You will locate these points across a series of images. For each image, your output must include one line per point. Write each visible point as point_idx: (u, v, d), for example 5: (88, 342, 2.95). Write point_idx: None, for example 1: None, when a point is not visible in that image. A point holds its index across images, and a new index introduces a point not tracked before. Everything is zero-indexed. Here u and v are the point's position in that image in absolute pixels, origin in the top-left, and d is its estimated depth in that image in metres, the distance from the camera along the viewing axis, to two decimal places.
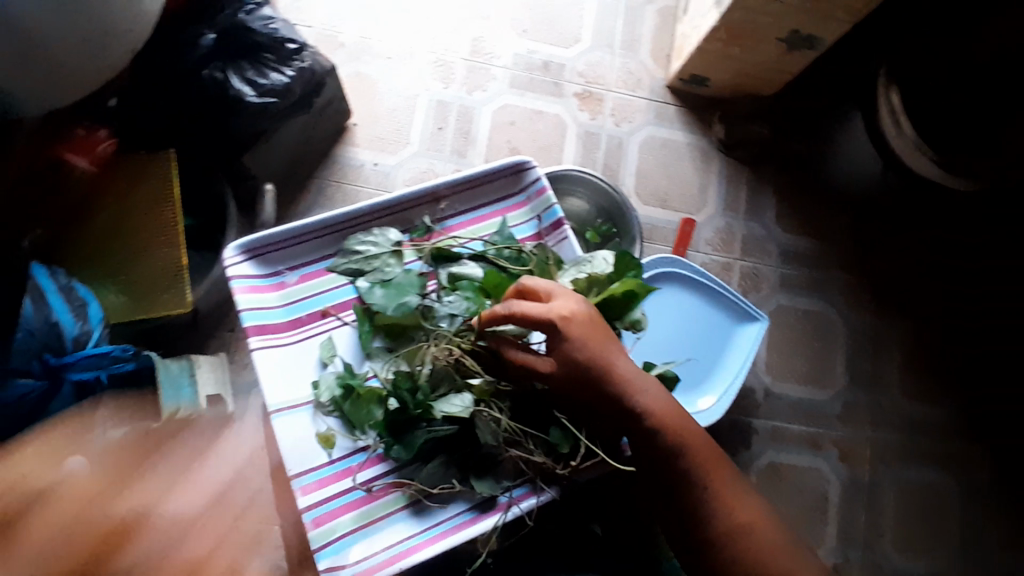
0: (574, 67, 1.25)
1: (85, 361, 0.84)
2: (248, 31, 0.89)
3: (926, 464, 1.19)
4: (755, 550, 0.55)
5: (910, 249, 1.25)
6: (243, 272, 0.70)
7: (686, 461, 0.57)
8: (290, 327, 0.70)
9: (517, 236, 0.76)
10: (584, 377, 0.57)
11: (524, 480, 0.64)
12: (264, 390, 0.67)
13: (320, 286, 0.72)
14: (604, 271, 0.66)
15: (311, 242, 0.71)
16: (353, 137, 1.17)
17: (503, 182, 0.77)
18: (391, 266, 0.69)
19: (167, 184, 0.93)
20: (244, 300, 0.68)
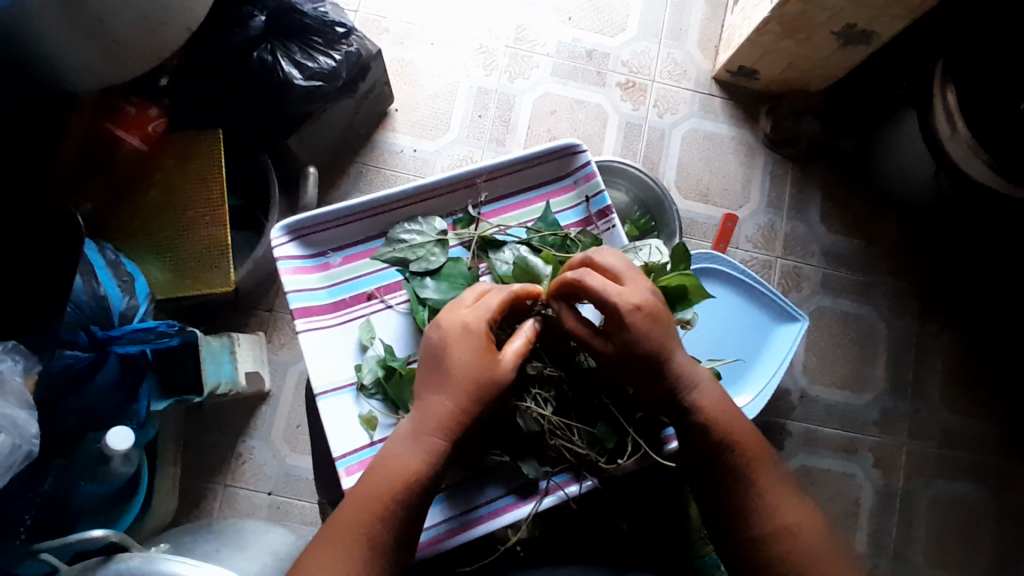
0: (618, 57, 1.23)
1: (131, 335, 0.84)
2: (296, 14, 0.90)
3: (963, 476, 1.16)
4: (801, 550, 0.56)
5: (958, 254, 1.21)
6: (287, 253, 0.64)
7: (733, 455, 0.58)
8: (332, 310, 0.65)
9: (562, 222, 0.70)
10: (637, 366, 0.56)
11: (566, 468, 0.62)
12: (309, 370, 0.63)
13: (363, 269, 0.66)
14: (661, 260, 0.66)
15: (353, 225, 0.66)
16: (393, 123, 1.17)
17: (553, 164, 0.70)
18: (436, 256, 0.64)
19: (217, 163, 0.94)
20: (287, 281, 0.63)
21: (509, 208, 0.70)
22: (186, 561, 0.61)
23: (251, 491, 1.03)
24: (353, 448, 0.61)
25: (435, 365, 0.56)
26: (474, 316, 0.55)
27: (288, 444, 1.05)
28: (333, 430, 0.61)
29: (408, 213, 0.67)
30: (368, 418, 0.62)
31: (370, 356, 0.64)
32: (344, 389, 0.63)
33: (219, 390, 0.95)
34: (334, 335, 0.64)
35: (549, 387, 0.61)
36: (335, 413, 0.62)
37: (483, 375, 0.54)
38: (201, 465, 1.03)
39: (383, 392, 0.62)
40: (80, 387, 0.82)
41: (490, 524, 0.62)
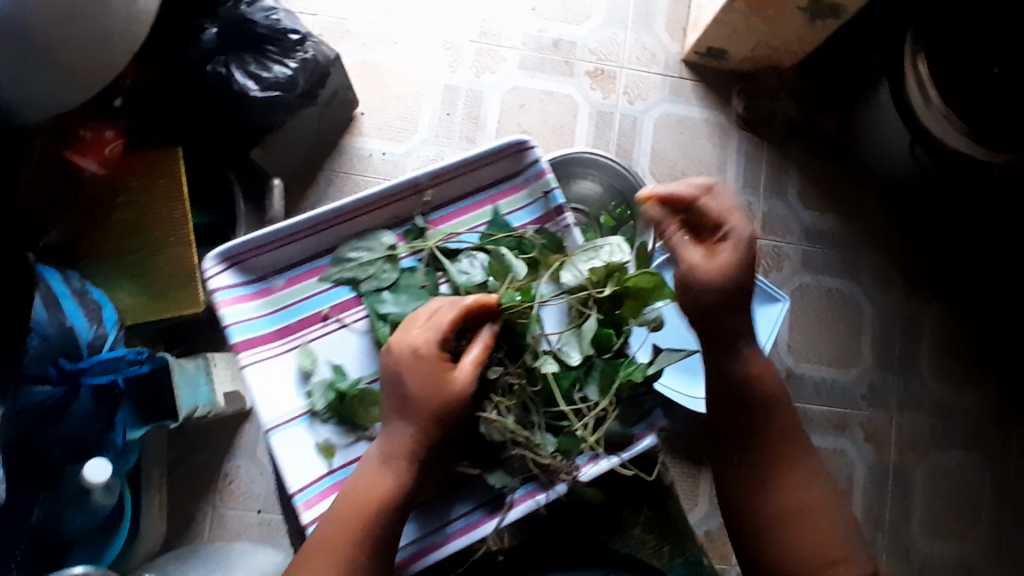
0: (585, 45, 1.21)
1: (100, 365, 0.82)
2: (249, 24, 0.87)
3: (954, 445, 1.16)
4: (788, 524, 0.63)
5: (937, 225, 1.20)
6: (224, 283, 0.64)
7: (756, 430, 0.66)
8: (277, 337, 0.65)
9: (516, 224, 0.71)
10: (736, 282, 0.64)
11: (530, 478, 0.63)
12: (257, 406, 0.62)
13: (306, 291, 0.66)
14: (624, 260, 0.65)
15: (293, 245, 0.66)
16: (360, 126, 1.14)
17: (501, 163, 0.71)
18: (388, 272, 0.65)
19: (178, 181, 0.91)
20: (226, 312, 0.63)
21: (458, 214, 0.70)
22: None
23: (240, 510, 1.02)
24: (312, 478, 0.62)
25: (392, 389, 0.56)
26: (423, 339, 0.56)
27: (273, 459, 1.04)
28: (289, 463, 0.62)
29: (353, 225, 0.67)
30: (325, 446, 0.63)
31: (317, 380, 0.64)
32: (295, 420, 0.63)
33: (198, 413, 0.93)
34: (282, 364, 0.65)
35: (511, 396, 0.61)
36: (291, 446, 0.62)
37: (438, 393, 0.55)
38: (188, 487, 1.02)
39: (335, 415, 0.63)
40: (60, 416, 0.82)
41: (449, 547, 0.62)
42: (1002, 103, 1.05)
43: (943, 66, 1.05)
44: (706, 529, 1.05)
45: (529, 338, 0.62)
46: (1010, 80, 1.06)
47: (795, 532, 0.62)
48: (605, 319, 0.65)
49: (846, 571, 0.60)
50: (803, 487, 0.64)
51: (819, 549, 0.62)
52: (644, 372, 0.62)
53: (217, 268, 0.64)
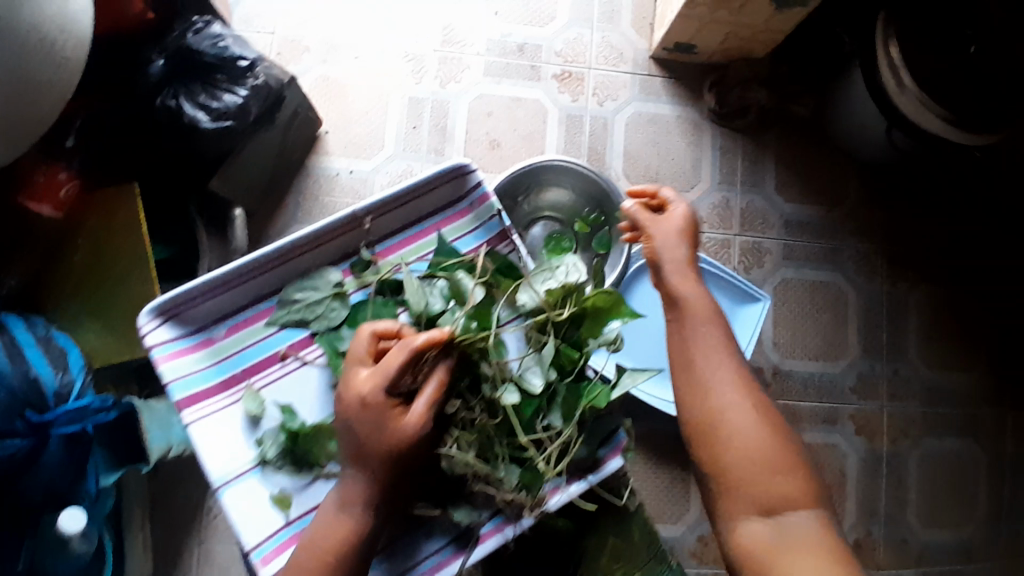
0: (551, 47, 1.18)
1: (67, 416, 0.80)
2: (196, 53, 0.86)
3: (947, 432, 1.15)
4: (726, 439, 0.60)
5: (920, 210, 1.18)
6: (162, 338, 0.62)
7: (696, 341, 0.64)
8: (222, 389, 0.63)
9: (462, 249, 0.69)
10: (689, 236, 0.70)
11: (498, 511, 0.62)
12: (205, 463, 0.60)
13: (249, 337, 0.64)
14: (581, 279, 0.63)
15: (231, 292, 0.63)
16: (325, 145, 1.12)
17: (444, 189, 0.68)
18: (337, 310, 0.65)
19: (136, 219, 0.89)
20: (166, 369, 0.61)
21: (403, 244, 0.68)
22: None
23: (226, 544, 1.01)
24: (269, 533, 0.60)
25: (345, 436, 0.56)
26: (370, 387, 0.55)
27: None
28: (243, 520, 0.59)
29: (295, 265, 0.65)
30: (280, 497, 0.61)
31: (267, 426, 0.62)
32: (247, 473, 0.61)
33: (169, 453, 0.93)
34: (229, 415, 0.63)
35: (472, 431, 0.59)
36: (244, 500, 0.60)
37: (392, 442, 0.54)
38: (171, 527, 1.00)
39: (289, 461, 0.61)
40: (30, 469, 0.80)
41: None
42: (981, 83, 1.02)
43: (912, 44, 1.02)
44: (699, 534, 1.04)
45: (484, 369, 0.60)
46: (986, 59, 1.03)
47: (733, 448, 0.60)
48: (564, 342, 0.63)
49: (783, 484, 0.58)
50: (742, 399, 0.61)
51: (757, 464, 0.59)
52: (608, 397, 0.61)
53: (152, 323, 0.62)
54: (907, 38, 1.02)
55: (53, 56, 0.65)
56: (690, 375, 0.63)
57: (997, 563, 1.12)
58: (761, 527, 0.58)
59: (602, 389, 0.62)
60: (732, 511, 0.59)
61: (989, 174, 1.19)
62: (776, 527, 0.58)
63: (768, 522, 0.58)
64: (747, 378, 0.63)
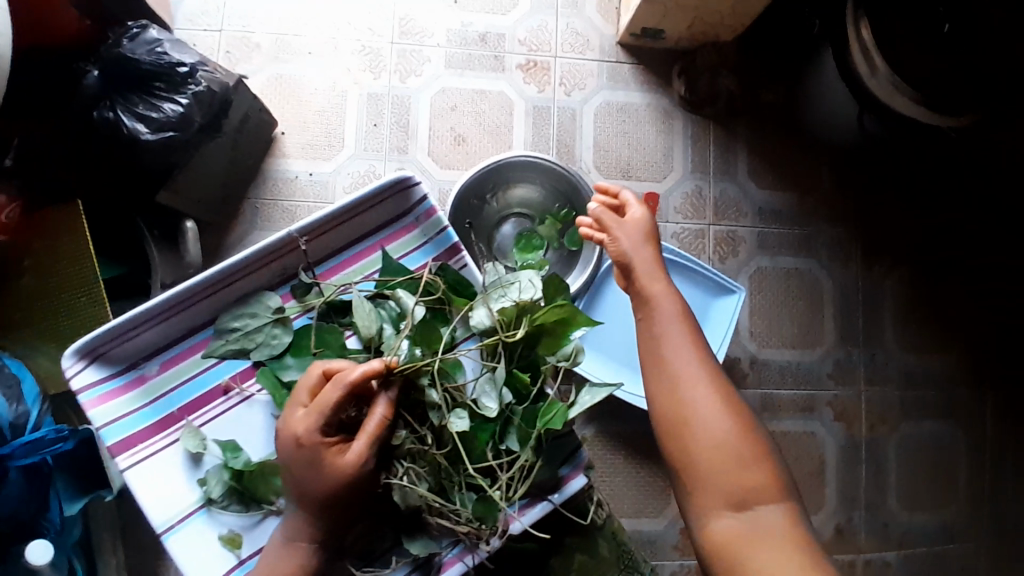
0: (513, 36, 1.14)
1: (22, 449, 0.77)
2: (131, 61, 0.82)
3: (922, 415, 1.14)
4: (697, 439, 0.62)
5: (895, 192, 1.16)
6: (88, 381, 0.59)
7: (664, 344, 0.65)
8: (158, 429, 0.60)
9: (411, 266, 0.66)
10: (650, 243, 0.71)
11: (457, 540, 0.59)
12: (146, 510, 0.58)
13: (185, 372, 0.61)
14: (535, 296, 0.61)
15: (161, 326, 0.60)
16: (282, 148, 1.08)
17: (387, 204, 0.65)
18: (279, 336, 0.62)
19: (82, 237, 0.85)
20: (95, 414, 0.58)
21: (344, 264, 0.65)
22: None
23: None
24: (220, 574, 0.58)
25: (285, 474, 0.55)
26: (305, 427, 0.54)
27: None
28: (190, 566, 0.57)
29: (228, 294, 0.62)
30: (229, 537, 0.59)
31: (210, 464, 0.60)
32: (193, 515, 0.59)
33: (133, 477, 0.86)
34: (170, 456, 0.60)
35: (422, 461, 0.57)
36: (191, 544, 0.58)
37: (329, 482, 0.53)
38: (142, 547, 0.99)
39: (236, 500, 0.59)
40: None
41: None
42: (954, 62, 0.99)
43: (910, 45, 1.00)
44: (678, 528, 1.04)
45: (430, 396, 0.57)
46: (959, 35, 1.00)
47: (704, 446, 0.62)
48: (518, 361, 0.61)
49: (751, 478, 0.61)
50: (712, 400, 0.63)
51: (726, 459, 0.61)
52: (565, 416, 0.57)
53: (74, 366, 0.58)
54: (906, 39, 1.00)
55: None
56: (658, 377, 0.65)
57: (976, 543, 1.13)
58: (732, 522, 0.60)
59: (559, 409, 0.58)
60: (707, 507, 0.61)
61: (965, 153, 1.17)
62: (745, 521, 0.60)
63: (739, 516, 0.60)
64: (715, 376, 0.64)
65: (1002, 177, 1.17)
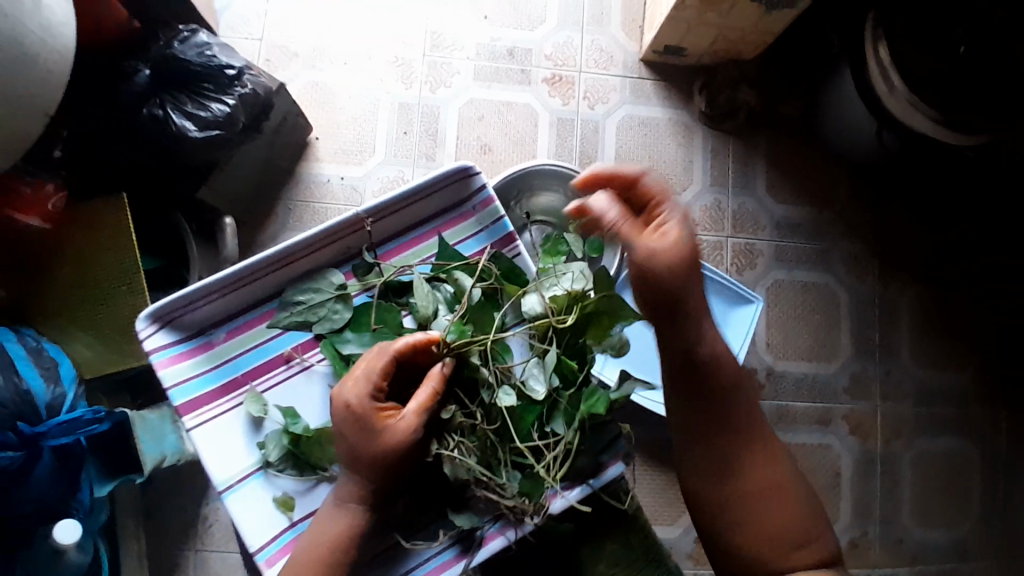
0: (540, 50, 1.18)
1: (58, 429, 0.80)
2: (182, 62, 0.86)
3: (938, 431, 1.15)
4: (757, 512, 0.62)
5: (909, 210, 1.18)
6: (160, 343, 0.62)
7: (728, 413, 0.64)
8: (221, 394, 0.62)
9: (465, 253, 0.67)
10: (692, 256, 0.61)
11: (499, 516, 0.63)
12: (207, 468, 0.61)
13: (249, 342, 0.64)
14: (585, 287, 0.63)
15: (228, 297, 0.62)
16: (315, 152, 1.12)
17: (448, 191, 0.67)
18: (339, 313, 0.64)
19: (126, 229, 0.89)
20: (164, 374, 0.61)
21: (404, 247, 0.67)
22: None
23: (222, 552, 1.02)
24: (272, 535, 0.60)
25: (338, 441, 0.58)
26: (357, 395, 0.57)
27: None
28: (246, 525, 0.60)
29: (292, 269, 0.64)
30: (283, 500, 0.61)
31: (269, 429, 0.62)
32: (249, 477, 0.61)
33: (165, 463, 0.90)
34: (231, 419, 0.62)
35: (472, 437, 0.60)
36: (247, 504, 0.61)
37: (381, 447, 0.56)
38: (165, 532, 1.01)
39: (291, 464, 0.61)
40: (20, 484, 0.80)
41: None
42: (967, 84, 1.03)
43: (908, 45, 1.04)
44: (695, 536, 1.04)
45: (484, 374, 0.60)
46: (973, 57, 1.03)
47: (763, 519, 0.62)
48: (567, 347, 0.63)
49: (805, 555, 0.61)
50: (770, 474, 0.64)
51: (783, 533, 0.62)
52: (607, 403, 0.61)
53: (147, 329, 0.61)
54: (906, 38, 1.05)
55: (41, 64, 0.64)
56: (721, 447, 0.64)
57: (991, 563, 1.12)
58: None
59: (604, 396, 0.61)
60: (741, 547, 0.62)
61: (978, 173, 1.19)
62: None
63: None
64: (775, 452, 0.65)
65: (1000, 176, 1.19)
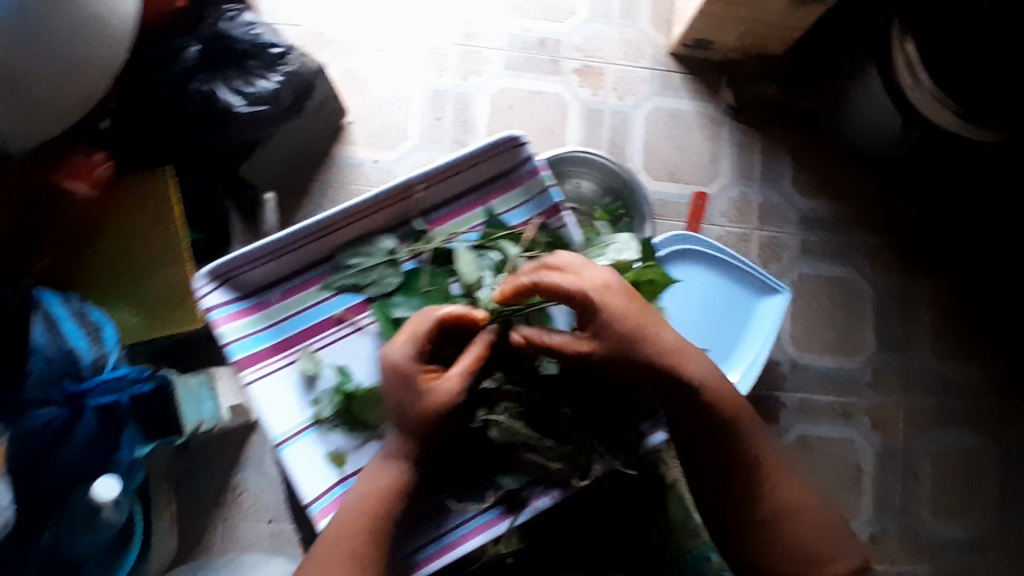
0: (571, 42, 1.20)
1: (104, 386, 0.83)
2: (230, 40, 0.88)
3: (959, 426, 1.16)
4: (790, 534, 0.61)
5: (933, 206, 1.19)
6: (218, 300, 0.63)
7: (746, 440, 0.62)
8: (276, 351, 0.64)
9: (511, 223, 0.68)
10: (635, 345, 0.57)
11: (542, 479, 0.63)
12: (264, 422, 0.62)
13: (303, 303, 0.65)
14: (631, 257, 0.65)
15: (284, 257, 0.64)
16: (350, 136, 1.15)
17: (498, 159, 0.68)
18: (390, 277, 0.65)
19: (170, 201, 0.92)
20: (223, 331, 0.62)
21: (453, 215, 0.68)
22: None
23: (252, 521, 1.05)
24: (324, 488, 0.61)
25: (386, 399, 0.59)
26: (402, 355, 0.58)
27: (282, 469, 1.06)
28: (301, 478, 0.61)
29: (346, 233, 0.65)
30: (335, 455, 0.63)
31: (323, 386, 0.64)
32: (302, 433, 0.63)
33: (203, 428, 0.96)
34: (285, 376, 0.64)
35: (519, 402, 0.62)
36: (301, 458, 0.62)
37: (426, 409, 0.57)
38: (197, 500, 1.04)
39: (343, 421, 0.63)
40: (63, 442, 0.83)
41: (465, 547, 0.63)
42: (993, 80, 1.04)
43: (936, 42, 1.06)
44: None
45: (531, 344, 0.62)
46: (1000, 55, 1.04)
47: (799, 541, 0.61)
48: None
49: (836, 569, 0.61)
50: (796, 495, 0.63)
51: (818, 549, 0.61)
52: None
53: (205, 287, 0.62)
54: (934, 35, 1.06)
55: (108, 38, 0.68)
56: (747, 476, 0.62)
57: (1011, 560, 1.12)
58: None
59: None
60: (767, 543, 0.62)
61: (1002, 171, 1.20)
62: None
63: None
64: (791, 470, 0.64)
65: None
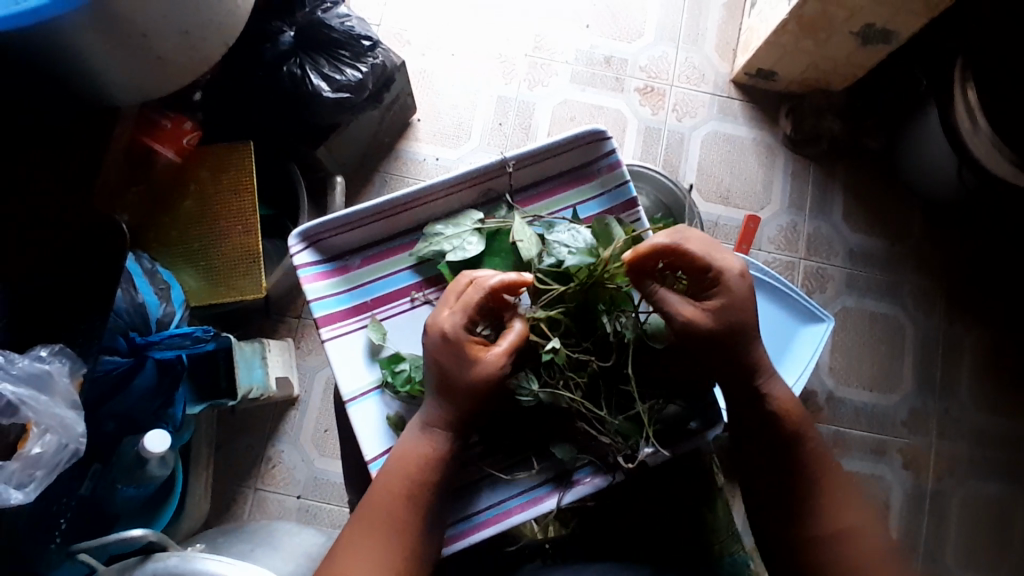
0: (636, 62, 1.24)
1: (169, 340, 0.85)
2: (324, 28, 0.94)
3: (995, 477, 1.14)
4: (841, 551, 0.61)
5: (983, 254, 1.20)
6: (306, 260, 0.67)
7: (805, 452, 0.64)
8: (353, 314, 0.67)
9: (582, 214, 0.71)
10: (737, 330, 0.61)
11: (586, 462, 0.65)
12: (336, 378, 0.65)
13: (382, 271, 0.68)
14: None
15: (369, 226, 0.67)
16: (415, 132, 1.19)
17: (578, 152, 0.70)
18: (473, 244, 0.66)
19: (247, 173, 0.96)
20: (307, 289, 0.66)
21: (533, 200, 0.71)
22: (223, 559, 0.68)
23: (281, 494, 1.06)
24: (381, 450, 0.65)
25: (427, 364, 0.61)
26: (452, 323, 0.60)
27: (317, 447, 1.08)
28: (361, 436, 0.65)
29: (430, 208, 0.68)
30: (395, 420, 0.65)
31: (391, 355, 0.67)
32: (368, 394, 0.66)
33: (250, 395, 0.99)
34: (357, 339, 0.67)
35: (582, 374, 0.62)
36: (363, 418, 0.65)
37: (471, 375, 0.59)
38: (233, 467, 1.07)
39: (407, 390, 0.65)
40: (121, 390, 0.85)
41: (515, 519, 0.64)
42: None
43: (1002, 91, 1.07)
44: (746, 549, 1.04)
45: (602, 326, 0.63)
46: None
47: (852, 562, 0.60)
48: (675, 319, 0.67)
49: None
50: (848, 514, 0.62)
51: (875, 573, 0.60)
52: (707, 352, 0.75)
53: (296, 246, 0.66)
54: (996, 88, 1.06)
55: (217, 26, 0.77)
56: (801, 486, 0.63)
57: None
58: None
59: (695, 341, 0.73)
60: (815, 564, 0.61)
61: None
62: None
63: None
64: (850, 489, 0.64)
65: None
